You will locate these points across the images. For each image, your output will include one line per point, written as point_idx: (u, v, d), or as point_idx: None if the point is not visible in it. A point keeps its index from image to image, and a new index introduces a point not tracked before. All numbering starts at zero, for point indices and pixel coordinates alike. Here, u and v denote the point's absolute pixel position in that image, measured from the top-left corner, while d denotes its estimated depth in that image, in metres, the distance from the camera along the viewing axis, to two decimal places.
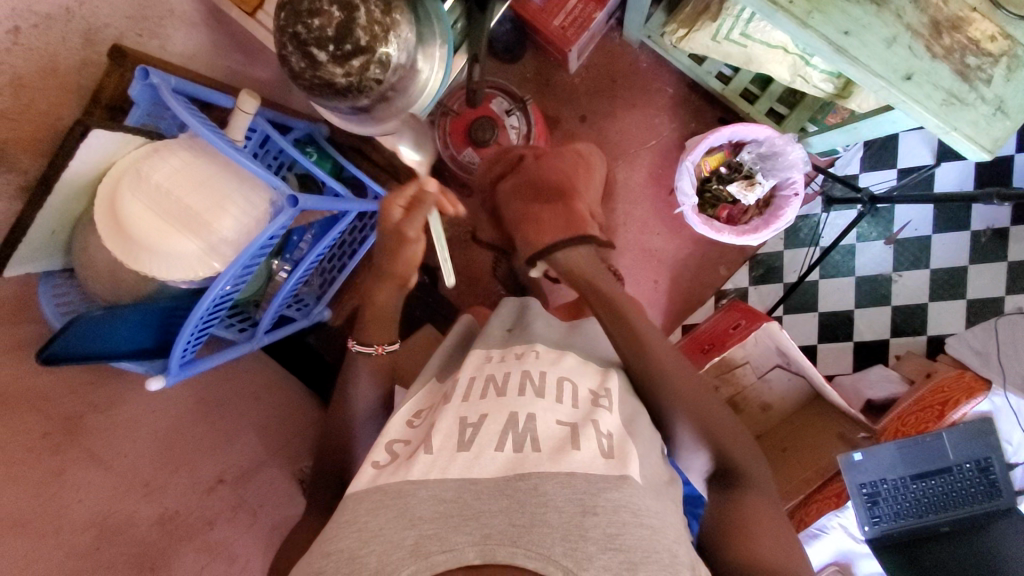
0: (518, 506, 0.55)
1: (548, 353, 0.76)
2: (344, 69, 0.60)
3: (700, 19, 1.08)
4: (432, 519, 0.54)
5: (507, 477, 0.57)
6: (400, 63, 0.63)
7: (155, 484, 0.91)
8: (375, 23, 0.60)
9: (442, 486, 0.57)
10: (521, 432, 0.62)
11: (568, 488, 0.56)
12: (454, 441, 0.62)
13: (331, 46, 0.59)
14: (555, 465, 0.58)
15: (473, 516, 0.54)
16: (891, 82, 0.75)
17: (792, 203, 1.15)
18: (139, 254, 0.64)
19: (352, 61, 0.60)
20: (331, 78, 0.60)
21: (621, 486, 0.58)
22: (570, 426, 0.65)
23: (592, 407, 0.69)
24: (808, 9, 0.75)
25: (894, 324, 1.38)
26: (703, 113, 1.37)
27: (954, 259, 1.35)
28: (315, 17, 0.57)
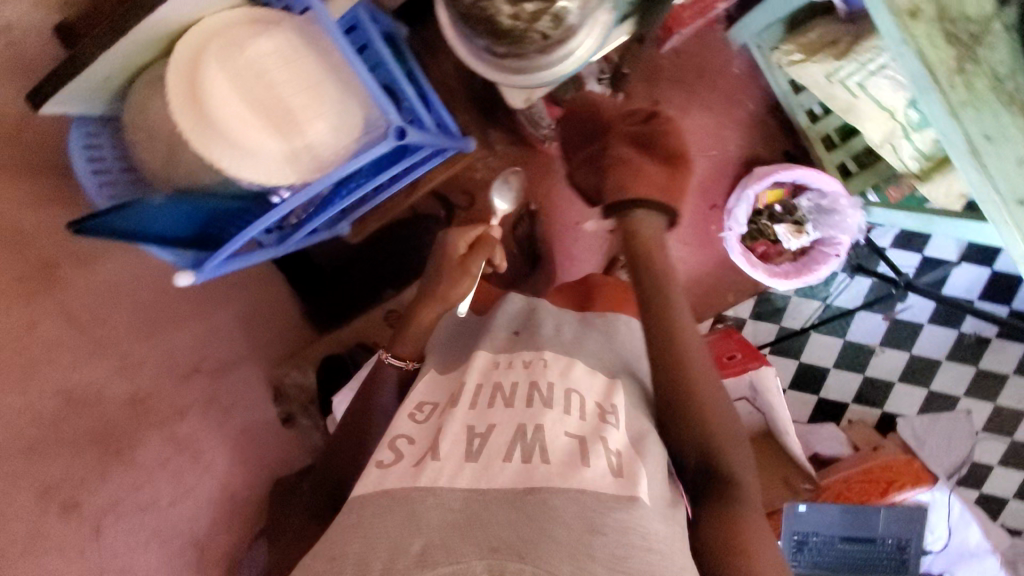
0: (527, 520, 0.50)
1: (558, 360, 0.67)
2: (515, 11, 0.55)
3: (820, 52, 1.04)
4: (439, 528, 0.50)
5: (517, 491, 0.52)
6: (572, 24, 0.56)
7: (133, 360, 0.83)
8: None
9: (450, 494, 0.53)
10: (529, 442, 0.56)
11: (579, 505, 0.51)
12: (462, 450, 0.57)
13: None
14: (563, 479, 0.53)
15: (481, 523, 0.50)
16: (1006, 203, 0.73)
17: (830, 262, 1.16)
18: (214, 140, 0.62)
19: (525, 5, 0.54)
20: (497, 15, 0.55)
21: (632, 509, 0.53)
22: (578, 440, 0.58)
23: (598, 422, 0.60)
24: (964, 99, 0.73)
25: (859, 391, 1.46)
26: (772, 140, 1.33)
27: (934, 351, 1.42)
28: None
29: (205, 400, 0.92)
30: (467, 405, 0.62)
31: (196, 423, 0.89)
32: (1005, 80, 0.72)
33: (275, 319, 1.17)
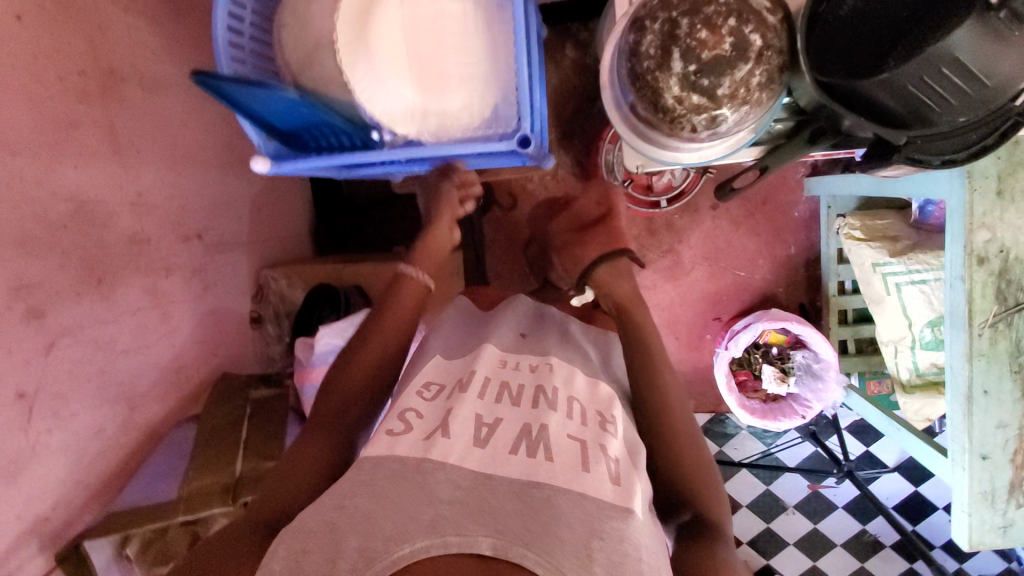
0: (531, 513, 0.51)
1: (562, 367, 0.71)
2: (681, 93, 0.54)
3: (879, 240, 1.10)
4: (449, 503, 0.51)
5: (523, 483, 0.54)
6: (722, 130, 0.57)
7: (147, 198, 0.82)
8: (745, 86, 0.53)
9: (461, 473, 0.54)
10: (534, 441, 0.59)
11: (582, 510, 0.52)
12: (469, 434, 0.59)
13: (693, 67, 0.53)
14: (568, 480, 0.54)
15: (490, 512, 0.50)
16: (967, 454, 0.82)
17: (794, 419, 1.23)
18: (362, 54, 0.55)
19: (693, 94, 0.54)
20: (661, 90, 0.55)
21: (625, 520, 0.53)
22: (579, 443, 0.60)
23: (600, 429, 0.64)
24: (983, 350, 0.78)
25: (756, 537, 1.54)
26: (794, 287, 1.39)
27: (834, 534, 1.51)
28: (705, 32, 0.52)
29: (193, 267, 0.91)
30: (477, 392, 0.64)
31: (177, 283, 0.87)
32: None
33: (284, 221, 1.15)
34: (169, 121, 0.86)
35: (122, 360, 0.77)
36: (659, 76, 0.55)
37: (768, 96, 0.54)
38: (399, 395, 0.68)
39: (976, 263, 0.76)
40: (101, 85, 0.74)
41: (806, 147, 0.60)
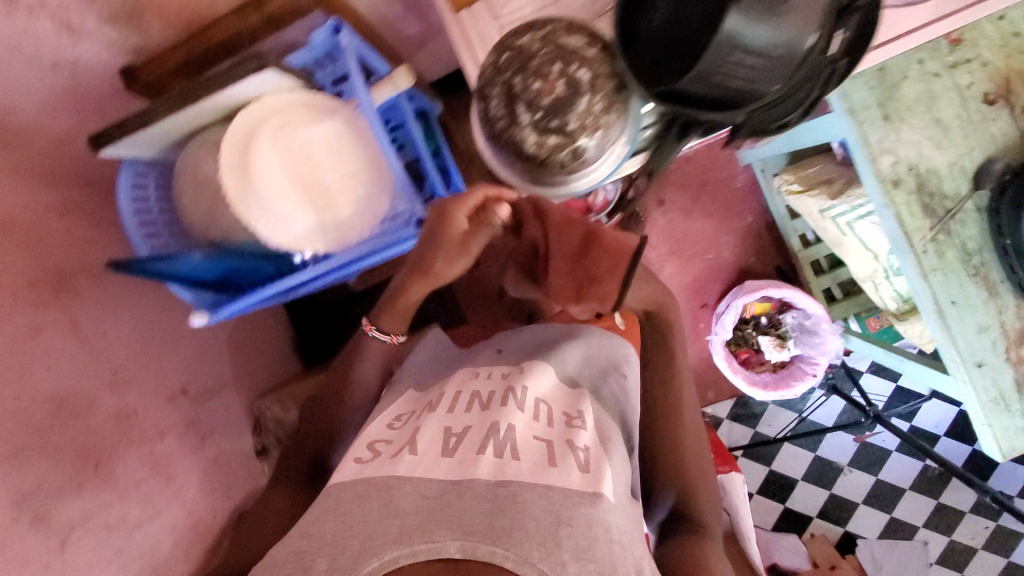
0: (497, 511, 0.51)
1: (532, 369, 0.73)
2: (538, 139, 0.58)
3: (817, 187, 1.12)
4: (414, 512, 0.52)
5: (489, 482, 0.54)
6: (590, 156, 0.60)
7: (124, 373, 0.86)
8: (590, 114, 0.57)
9: (426, 483, 0.55)
10: (501, 440, 0.59)
11: (547, 500, 0.52)
12: (438, 447, 0.59)
13: (538, 113, 0.57)
14: (533, 476, 0.55)
15: (452, 514, 0.51)
16: (962, 366, 0.81)
17: (807, 380, 1.21)
18: (252, 198, 0.59)
19: (548, 136, 0.58)
20: (521, 141, 0.59)
21: (593, 504, 0.54)
22: (546, 443, 0.61)
23: (567, 426, 0.64)
24: (934, 265, 0.79)
25: (824, 507, 1.48)
26: (765, 252, 1.40)
27: (899, 479, 1.46)
28: (537, 79, 0.56)
29: (184, 423, 0.95)
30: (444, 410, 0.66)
31: (173, 443, 0.91)
32: (974, 255, 0.78)
33: (262, 350, 1.20)
34: (127, 298, 0.91)
35: (137, 533, 0.80)
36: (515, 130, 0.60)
37: (615, 115, 0.58)
38: (368, 426, 0.69)
39: (894, 187, 0.78)
40: (55, 286, 0.78)
41: (678, 144, 0.64)
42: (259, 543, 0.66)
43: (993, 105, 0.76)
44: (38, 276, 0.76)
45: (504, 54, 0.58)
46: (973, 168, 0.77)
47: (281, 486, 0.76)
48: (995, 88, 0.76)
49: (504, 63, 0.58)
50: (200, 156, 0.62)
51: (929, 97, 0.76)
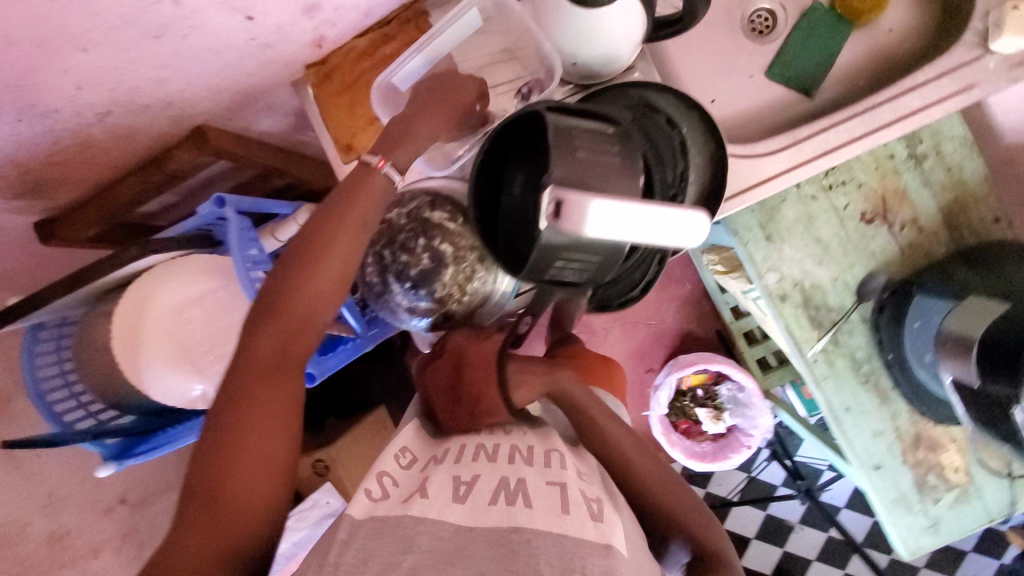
0: (509, 558, 0.46)
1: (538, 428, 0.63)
2: (408, 305, 0.63)
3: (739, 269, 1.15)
4: (427, 552, 0.47)
5: (500, 527, 0.49)
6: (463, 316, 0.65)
7: (58, 496, 0.87)
8: (456, 283, 0.62)
9: (439, 526, 0.49)
10: (512, 491, 0.52)
11: (560, 546, 0.47)
12: (447, 494, 0.53)
13: (406, 283, 0.62)
14: (546, 522, 0.49)
15: (461, 560, 0.47)
16: (861, 469, 0.83)
17: (741, 452, 1.25)
18: (143, 369, 0.62)
19: (418, 302, 0.63)
20: (395, 306, 0.64)
21: (607, 556, 0.48)
22: (559, 487, 0.54)
23: (575, 475, 0.57)
24: (825, 373, 0.82)
25: (778, 564, 1.50)
26: (706, 318, 1.42)
27: (851, 534, 1.46)
28: (404, 253, 0.61)
29: (122, 534, 0.95)
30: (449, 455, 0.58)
31: (108, 558, 0.93)
32: (863, 362, 0.82)
33: None
34: None
35: None
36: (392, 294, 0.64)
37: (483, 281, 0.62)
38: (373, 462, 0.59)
39: (782, 302, 0.81)
40: None
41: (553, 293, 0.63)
42: (244, 510, 0.48)
43: (870, 224, 0.79)
44: None
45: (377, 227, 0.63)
46: (855, 282, 0.80)
47: (219, 440, 0.49)
48: (871, 208, 0.79)
49: (376, 236, 0.63)
50: (94, 324, 0.64)
51: (807, 218, 0.80)
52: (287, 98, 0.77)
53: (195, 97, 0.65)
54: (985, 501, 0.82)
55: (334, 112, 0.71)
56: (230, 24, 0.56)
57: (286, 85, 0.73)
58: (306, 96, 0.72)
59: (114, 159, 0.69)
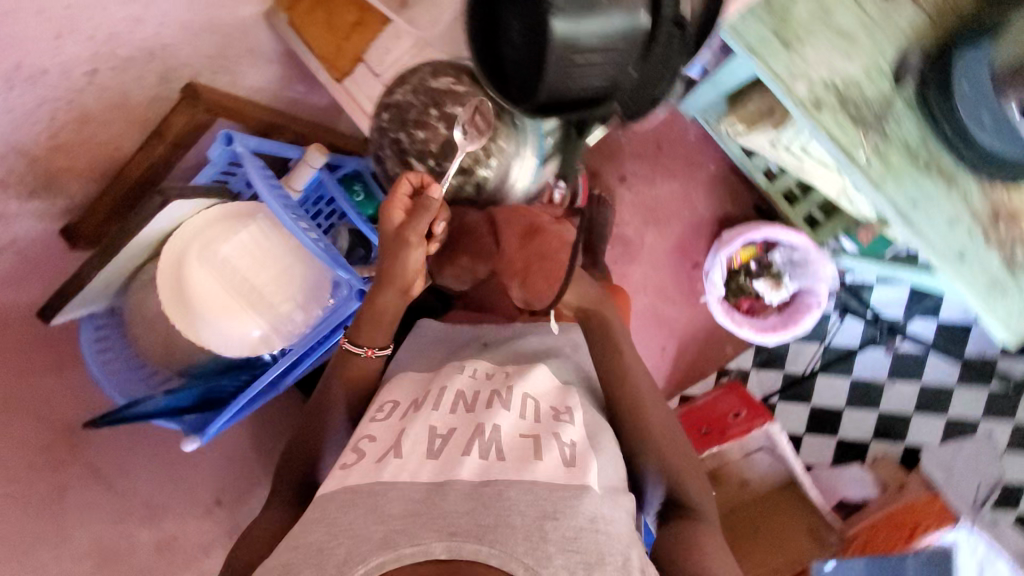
0: (483, 508, 0.61)
1: (516, 369, 0.81)
2: (441, 179, 0.75)
3: (762, 122, 1.10)
4: (399, 516, 0.61)
5: (476, 482, 0.64)
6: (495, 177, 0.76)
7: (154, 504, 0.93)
8: (479, 149, 0.74)
9: (410, 488, 0.64)
10: (486, 441, 0.69)
11: (532, 496, 0.63)
12: (423, 449, 0.70)
13: (432, 160, 0.74)
14: (518, 472, 0.66)
15: (440, 514, 0.61)
16: (943, 263, 0.77)
17: (813, 312, 1.18)
18: (204, 323, 0.67)
19: (450, 177, 0.75)
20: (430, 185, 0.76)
21: (580, 495, 0.65)
22: (531, 439, 0.71)
23: (553, 421, 0.74)
24: (883, 173, 0.76)
25: (878, 428, 1.44)
26: (740, 194, 1.38)
27: (945, 378, 1.41)
28: (419, 130, 0.73)
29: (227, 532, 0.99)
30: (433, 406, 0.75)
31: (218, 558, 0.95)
32: (919, 149, 0.76)
33: None
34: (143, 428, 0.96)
35: None
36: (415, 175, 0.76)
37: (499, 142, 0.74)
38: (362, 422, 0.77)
39: (817, 108, 0.76)
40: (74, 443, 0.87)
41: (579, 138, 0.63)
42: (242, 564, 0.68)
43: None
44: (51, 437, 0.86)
45: (387, 106, 0.74)
46: (889, 64, 0.75)
47: (248, 533, 0.72)
48: None
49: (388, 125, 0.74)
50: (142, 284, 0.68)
51: (822, 12, 0.75)
52: None
53: None
54: None
55: None
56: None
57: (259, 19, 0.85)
58: (279, 22, 0.83)
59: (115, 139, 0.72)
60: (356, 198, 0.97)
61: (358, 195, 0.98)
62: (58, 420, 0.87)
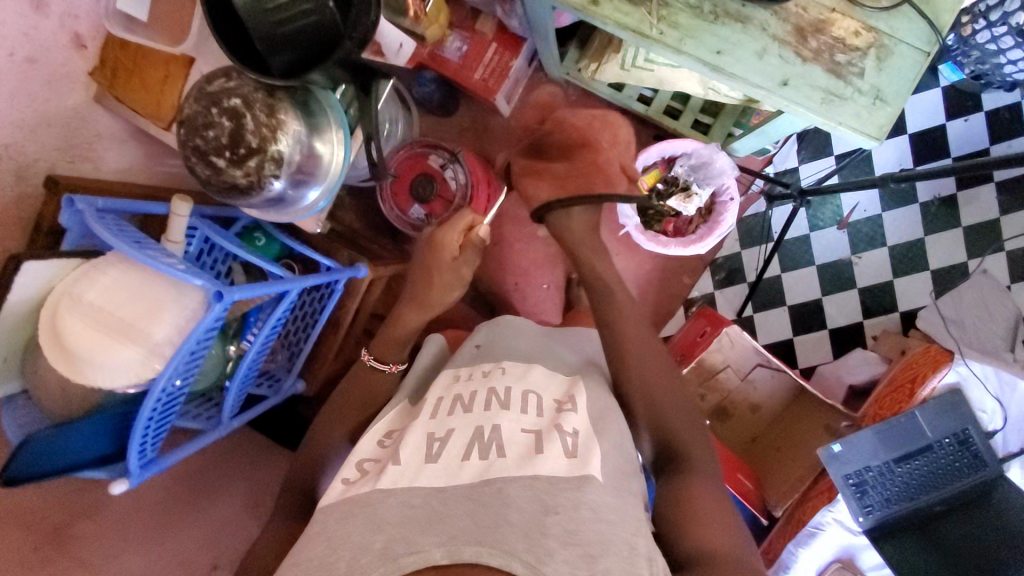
0: (482, 508, 0.63)
1: (515, 369, 0.87)
2: (243, 170, 0.69)
3: (607, 53, 1.14)
4: (398, 524, 0.62)
5: (475, 484, 0.66)
6: (293, 156, 0.72)
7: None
8: (263, 125, 0.69)
9: (409, 493, 0.66)
10: (486, 442, 0.72)
11: (530, 490, 0.65)
12: (422, 454, 0.71)
13: (228, 152, 0.68)
14: (520, 469, 0.67)
15: (439, 519, 0.62)
16: (770, 93, 0.78)
17: (730, 207, 1.20)
18: (84, 365, 0.67)
19: (248, 162, 0.69)
20: (234, 181, 0.69)
21: (582, 485, 0.67)
22: (534, 433, 0.74)
23: (556, 413, 0.78)
24: (679, 36, 0.79)
25: (864, 306, 1.37)
26: (636, 132, 1.42)
27: (910, 232, 1.35)
28: (210, 129, 0.68)
29: None
30: (428, 417, 0.79)
31: None
32: (702, 1, 0.78)
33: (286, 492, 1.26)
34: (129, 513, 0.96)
35: None
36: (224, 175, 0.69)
37: (281, 118, 0.70)
38: (362, 441, 0.82)
39: (596, 4, 0.80)
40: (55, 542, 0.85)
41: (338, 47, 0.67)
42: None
43: None
44: (36, 541, 0.83)
45: (178, 124, 0.69)
46: None
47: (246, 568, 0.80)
48: None
49: (184, 135, 0.68)
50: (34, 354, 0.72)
51: None
52: (108, 124, 0.89)
53: (18, 145, 0.75)
54: (908, 41, 0.76)
55: (133, 94, 0.85)
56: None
57: (92, 103, 0.86)
58: (110, 100, 0.86)
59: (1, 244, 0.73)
60: (258, 244, 1.05)
61: (260, 240, 1.05)
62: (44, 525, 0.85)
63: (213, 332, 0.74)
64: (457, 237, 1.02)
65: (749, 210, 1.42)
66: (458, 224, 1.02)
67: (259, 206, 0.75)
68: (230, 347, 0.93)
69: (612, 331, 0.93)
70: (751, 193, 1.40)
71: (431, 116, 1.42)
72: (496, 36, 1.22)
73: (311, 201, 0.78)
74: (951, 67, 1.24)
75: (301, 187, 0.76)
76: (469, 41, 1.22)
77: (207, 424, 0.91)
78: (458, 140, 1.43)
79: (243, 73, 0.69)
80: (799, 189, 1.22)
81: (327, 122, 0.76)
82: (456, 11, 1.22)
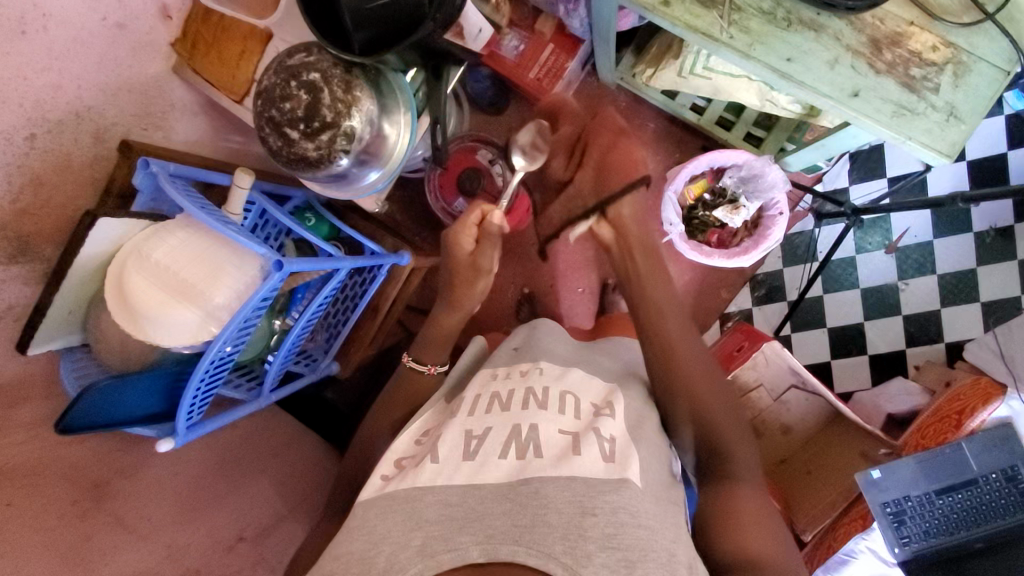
0: (520, 508, 0.62)
1: (552, 370, 0.86)
2: (314, 143, 0.71)
3: (665, 58, 1.14)
4: (437, 522, 0.63)
5: (512, 483, 0.66)
6: (363, 133, 0.74)
7: (179, 546, 0.92)
8: (338, 101, 0.71)
9: (447, 492, 0.66)
10: (525, 441, 0.72)
11: (568, 491, 0.64)
12: (460, 451, 0.72)
13: (302, 125, 0.71)
14: (556, 471, 0.66)
15: (477, 518, 0.62)
16: (838, 102, 0.77)
17: (778, 222, 1.17)
18: (146, 322, 0.69)
19: (320, 136, 0.71)
20: (304, 153, 0.71)
21: (620, 489, 0.66)
22: (572, 435, 0.73)
23: (594, 417, 0.78)
24: (749, 41, 0.78)
25: (908, 334, 1.34)
26: (684, 142, 1.41)
27: (961, 262, 1.31)
28: (287, 102, 0.71)
29: (252, 564, 1.02)
30: (467, 414, 0.79)
31: None
32: (776, 7, 0.78)
33: (312, 473, 1.26)
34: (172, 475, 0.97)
35: None
36: (295, 147, 0.72)
37: (356, 94, 0.72)
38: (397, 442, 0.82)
39: (667, 5, 0.80)
40: (95, 497, 0.84)
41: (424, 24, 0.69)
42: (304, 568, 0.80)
43: None
44: (77, 495, 0.82)
45: (258, 97, 0.72)
46: None
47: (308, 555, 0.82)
48: None
49: (261, 105, 0.71)
50: (99, 309, 0.75)
51: None
52: (181, 94, 0.91)
53: (99, 108, 0.77)
54: (987, 59, 0.75)
55: (209, 68, 0.88)
56: (71, 5, 0.70)
57: (169, 74, 0.89)
58: (186, 71, 0.89)
59: (74, 201, 0.76)
60: (308, 224, 1.07)
61: (309, 220, 1.07)
62: (83, 481, 0.84)
63: (266, 305, 0.76)
64: (472, 234, 1.00)
65: (794, 227, 1.40)
66: (469, 220, 1.00)
67: (321, 180, 0.77)
68: (276, 322, 0.95)
69: (657, 330, 0.90)
70: (798, 210, 1.39)
71: (481, 113, 1.43)
72: (553, 36, 1.23)
73: (371, 181, 0.80)
74: (1017, 95, 1.21)
75: (365, 166, 0.78)
76: (527, 41, 1.24)
77: (248, 395, 0.93)
78: (505, 139, 1.43)
79: (324, 49, 0.72)
80: (853, 208, 1.20)
81: (396, 106, 0.78)
82: (518, 9, 1.23)
